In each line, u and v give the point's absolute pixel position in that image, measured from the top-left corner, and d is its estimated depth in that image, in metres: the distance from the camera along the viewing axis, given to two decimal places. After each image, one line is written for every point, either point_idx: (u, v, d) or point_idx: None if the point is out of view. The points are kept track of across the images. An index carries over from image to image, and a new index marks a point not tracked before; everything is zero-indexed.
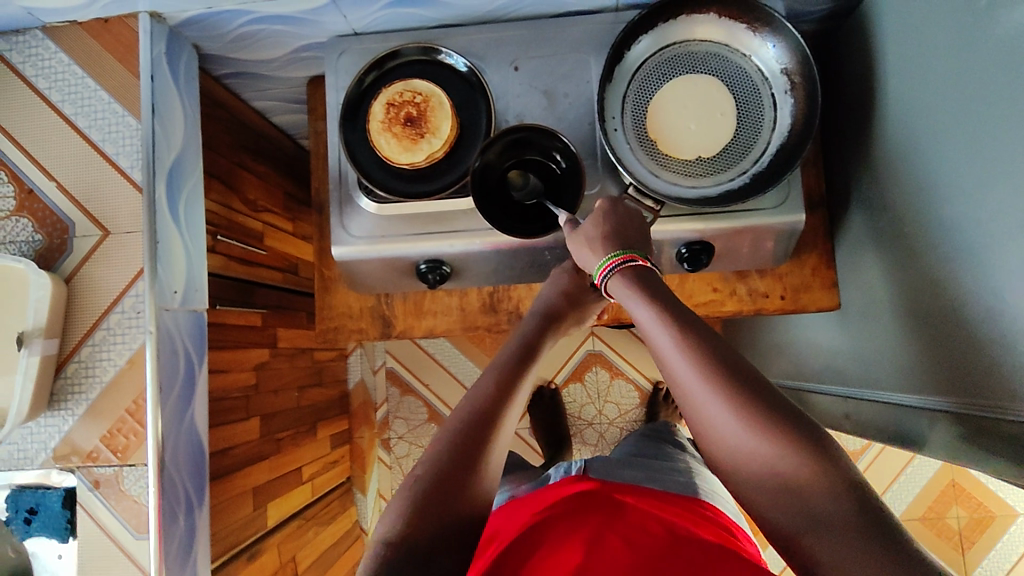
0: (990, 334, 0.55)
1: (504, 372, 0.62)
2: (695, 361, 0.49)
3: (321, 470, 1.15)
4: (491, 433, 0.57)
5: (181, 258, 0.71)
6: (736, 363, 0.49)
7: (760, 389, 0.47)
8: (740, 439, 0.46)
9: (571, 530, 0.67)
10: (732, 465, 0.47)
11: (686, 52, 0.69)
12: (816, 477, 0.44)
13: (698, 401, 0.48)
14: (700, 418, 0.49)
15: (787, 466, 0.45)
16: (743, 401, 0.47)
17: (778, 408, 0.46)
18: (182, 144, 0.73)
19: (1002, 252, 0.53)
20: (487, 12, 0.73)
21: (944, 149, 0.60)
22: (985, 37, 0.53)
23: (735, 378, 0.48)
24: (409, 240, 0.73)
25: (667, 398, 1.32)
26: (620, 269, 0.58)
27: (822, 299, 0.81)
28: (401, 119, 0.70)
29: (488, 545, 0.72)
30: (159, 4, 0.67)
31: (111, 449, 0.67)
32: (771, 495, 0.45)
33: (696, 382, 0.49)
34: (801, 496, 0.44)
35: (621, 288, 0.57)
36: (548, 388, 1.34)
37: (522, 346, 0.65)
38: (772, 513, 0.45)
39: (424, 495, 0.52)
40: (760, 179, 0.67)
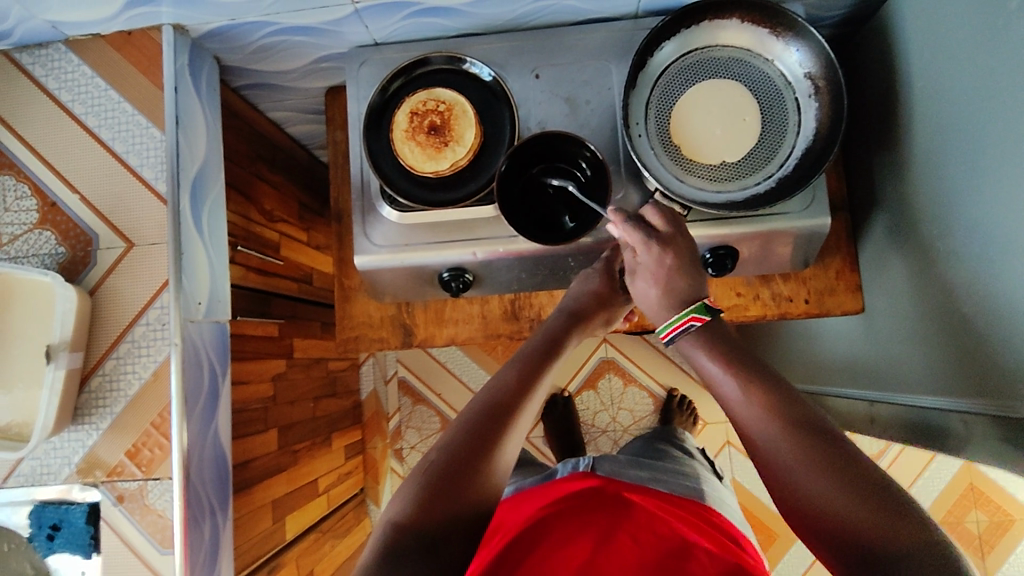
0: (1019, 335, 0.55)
1: (525, 366, 0.63)
2: (758, 403, 0.52)
3: (336, 481, 1.14)
4: (508, 424, 0.57)
5: (204, 270, 0.71)
6: (804, 412, 0.50)
7: (802, 415, 0.50)
8: (807, 480, 0.47)
9: (577, 531, 0.67)
10: (775, 488, 0.49)
11: (709, 58, 0.70)
12: (853, 495, 0.45)
13: (766, 444, 0.50)
14: (768, 459, 0.50)
15: (850, 505, 0.45)
16: (784, 426, 0.50)
17: (842, 453, 0.47)
18: (205, 156, 0.73)
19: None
20: (507, 20, 0.74)
21: (968, 151, 0.60)
22: (1008, 40, 0.53)
23: (777, 406, 0.51)
24: (431, 248, 0.72)
25: (682, 405, 1.31)
26: (683, 337, 0.60)
27: (848, 303, 0.81)
28: (425, 128, 0.71)
29: (494, 535, 0.73)
30: (183, 17, 0.67)
31: (136, 463, 0.66)
32: (806, 514, 0.47)
33: (759, 425, 0.51)
34: (836, 514, 0.45)
35: (688, 341, 0.59)
36: (561, 397, 1.33)
37: (546, 342, 0.66)
38: (812, 533, 0.46)
39: (435, 479, 0.52)
40: (786, 183, 0.67)
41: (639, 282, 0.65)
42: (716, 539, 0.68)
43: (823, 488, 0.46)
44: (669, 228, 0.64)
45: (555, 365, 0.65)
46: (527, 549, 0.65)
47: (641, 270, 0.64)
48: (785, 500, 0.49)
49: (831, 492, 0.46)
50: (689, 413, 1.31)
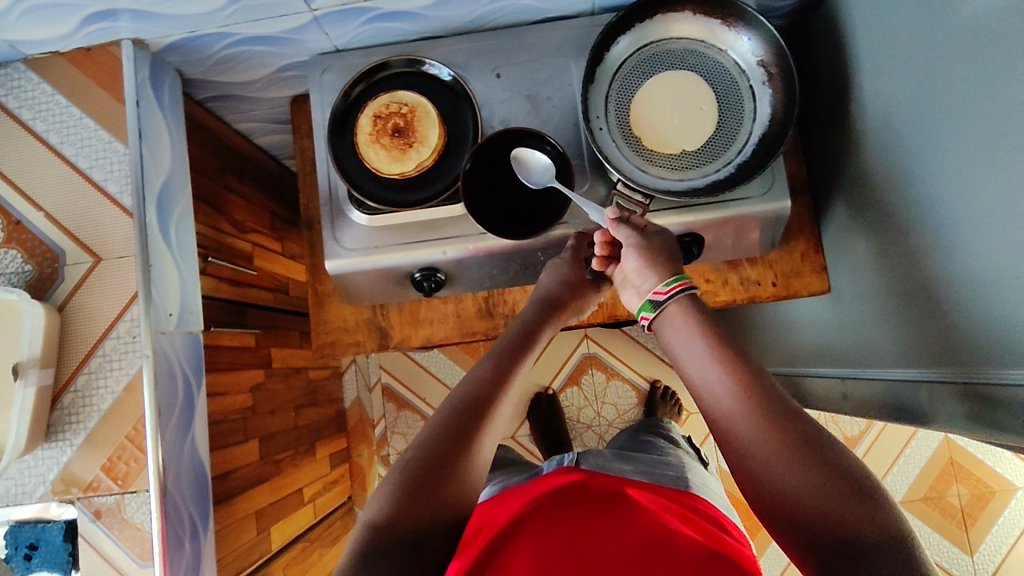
0: (975, 303, 0.57)
1: (498, 361, 0.63)
2: (734, 396, 0.52)
3: (322, 490, 1.14)
4: (484, 419, 0.58)
5: (174, 281, 0.71)
6: (777, 404, 0.51)
7: (782, 405, 0.51)
8: (779, 471, 0.48)
9: (563, 520, 0.68)
10: (744, 476, 0.50)
11: (665, 50, 0.71)
12: (827, 484, 0.46)
13: (739, 435, 0.51)
14: (740, 450, 0.50)
15: (820, 496, 0.46)
16: (762, 415, 0.50)
17: (812, 444, 0.48)
18: (170, 167, 0.73)
19: (981, 223, 0.55)
20: (466, 21, 0.75)
21: (918, 128, 0.62)
22: (943, 20, 0.56)
23: (758, 395, 0.51)
24: (402, 249, 0.73)
25: (665, 396, 1.33)
26: (675, 298, 0.60)
27: (814, 283, 0.83)
28: (389, 130, 0.71)
29: (479, 530, 0.74)
30: (142, 30, 0.67)
31: (112, 477, 0.66)
32: (776, 503, 0.47)
33: (734, 417, 0.51)
34: (806, 503, 0.46)
35: (674, 327, 0.59)
36: (546, 395, 1.35)
37: (521, 334, 0.67)
38: (779, 521, 0.47)
39: (412, 478, 0.52)
40: (745, 168, 0.69)
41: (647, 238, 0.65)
42: (697, 526, 0.68)
43: (799, 477, 0.47)
44: None
45: (530, 356, 0.66)
46: (509, 548, 0.65)
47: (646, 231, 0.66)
48: (753, 487, 0.49)
49: (804, 480, 0.47)
50: (672, 403, 1.32)
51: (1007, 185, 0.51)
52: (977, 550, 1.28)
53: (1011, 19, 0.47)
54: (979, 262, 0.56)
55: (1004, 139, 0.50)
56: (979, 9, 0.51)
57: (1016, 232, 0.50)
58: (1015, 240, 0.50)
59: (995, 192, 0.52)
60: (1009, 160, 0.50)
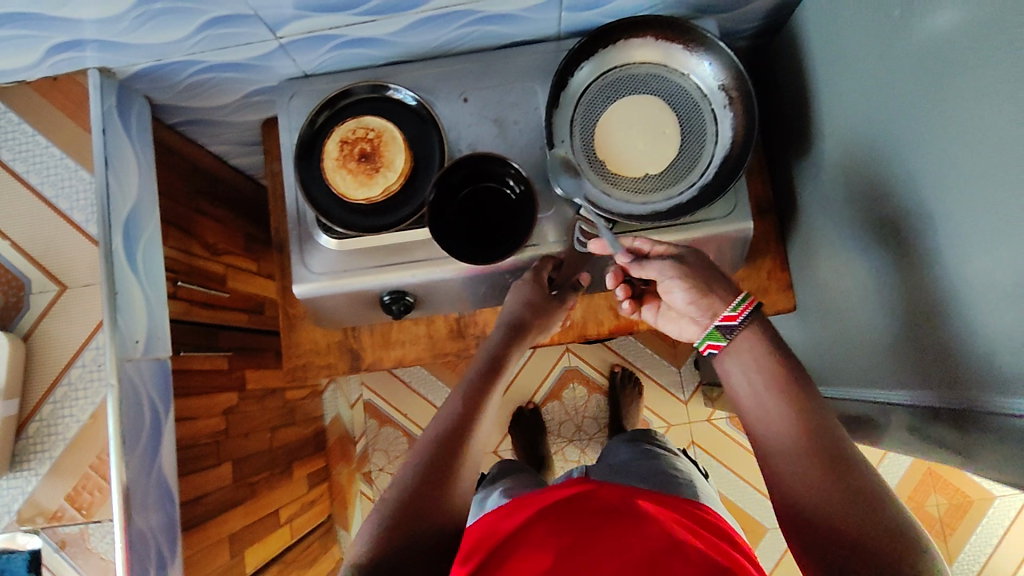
0: (935, 322, 0.58)
1: (472, 390, 0.65)
2: (785, 422, 0.53)
3: (299, 511, 1.13)
4: (464, 448, 0.59)
5: (142, 309, 0.71)
6: (824, 433, 0.52)
7: (838, 441, 0.51)
8: (816, 497, 0.49)
9: (570, 518, 0.65)
10: (782, 499, 0.51)
11: (628, 75, 0.72)
12: (860, 515, 0.47)
13: (784, 459, 0.51)
14: (783, 475, 0.51)
15: (853, 524, 0.47)
16: (807, 444, 0.51)
17: (852, 475, 0.49)
18: (138, 194, 0.73)
19: (939, 243, 0.56)
20: (433, 47, 0.76)
21: (879, 149, 0.63)
22: (897, 44, 0.57)
23: (812, 427, 0.52)
24: (371, 272, 0.73)
25: (625, 379, 1.34)
26: (748, 321, 0.57)
27: (779, 301, 0.85)
28: (356, 155, 0.72)
29: (486, 528, 0.71)
30: (108, 60, 0.68)
31: (76, 507, 0.65)
32: (810, 526, 0.48)
33: (782, 443, 0.52)
34: (839, 529, 0.47)
35: (742, 345, 0.57)
36: (527, 409, 1.35)
37: (489, 361, 0.69)
38: (808, 543, 0.48)
39: (403, 507, 0.53)
40: (708, 191, 0.69)
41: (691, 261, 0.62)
42: (703, 538, 0.65)
43: (833, 503, 0.48)
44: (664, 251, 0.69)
45: (497, 384, 0.67)
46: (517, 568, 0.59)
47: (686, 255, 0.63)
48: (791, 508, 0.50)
49: (839, 507, 0.48)
50: (633, 387, 1.33)
51: (964, 206, 0.52)
52: (956, 560, 1.29)
53: (965, 49, 0.49)
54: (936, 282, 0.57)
55: (961, 161, 0.51)
56: (932, 36, 0.52)
57: (975, 252, 0.51)
58: (972, 260, 0.51)
59: (951, 214, 0.53)
60: (966, 182, 0.51)
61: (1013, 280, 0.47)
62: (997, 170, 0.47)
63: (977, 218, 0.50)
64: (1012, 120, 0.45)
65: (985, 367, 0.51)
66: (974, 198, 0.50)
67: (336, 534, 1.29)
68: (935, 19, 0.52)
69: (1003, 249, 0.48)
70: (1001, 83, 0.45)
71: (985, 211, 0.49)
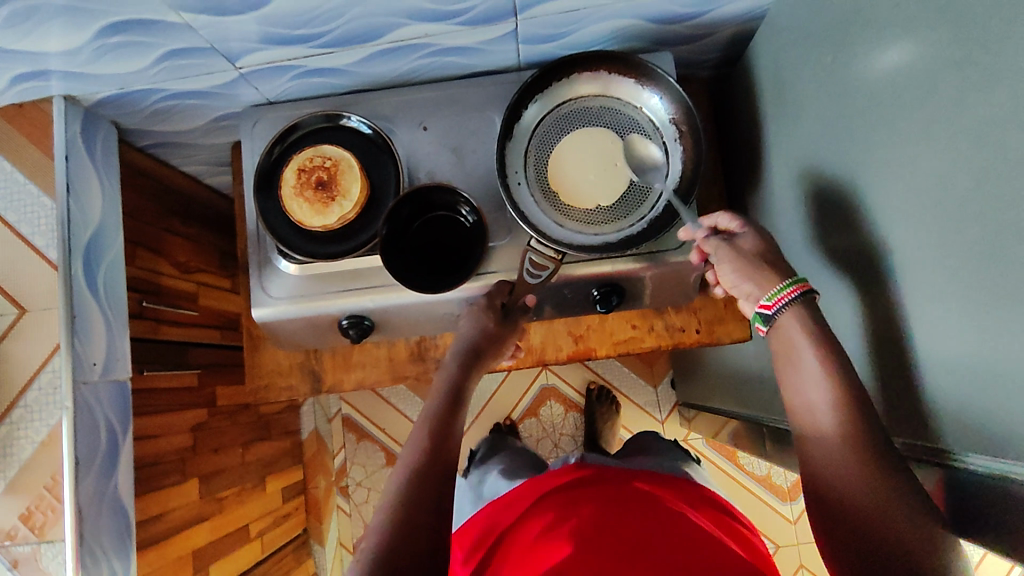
0: (884, 357, 0.58)
1: (436, 418, 0.65)
2: (829, 402, 0.53)
3: (270, 525, 1.14)
4: (442, 471, 0.60)
5: (101, 333, 0.73)
6: (869, 423, 0.52)
7: (877, 432, 0.51)
8: (853, 484, 0.50)
9: (567, 517, 0.64)
10: (822, 485, 0.52)
11: (582, 107, 0.73)
12: (892, 506, 0.48)
13: (828, 445, 0.53)
14: (823, 459, 0.53)
15: (883, 514, 0.48)
16: (849, 432, 0.52)
17: (890, 464, 0.50)
18: (100, 218, 0.75)
19: (883, 281, 0.56)
20: (394, 76, 0.77)
21: (830, 184, 0.64)
22: (847, 85, 0.58)
23: (856, 414, 0.52)
24: (328, 297, 0.74)
25: (601, 396, 1.34)
26: (793, 304, 0.57)
27: (735, 330, 0.83)
28: (313, 184, 0.73)
29: (485, 540, 0.70)
30: (73, 87, 0.69)
31: (29, 526, 0.68)
32: (845, 513, 0.50)
33: (827, 428, 0.53)
34: (870, 514, 0.49)
35: (790, 317, 0.57)
36: (505, 425, 1.35)
37: (449, 395, 0.67)
38: (841, 529, 0.50)
39: (392, 535, 0.54)
40: (658, 223, 0.71)
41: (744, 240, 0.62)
42: (713, 517, 0.67)
43: (870, 490, 0.49)
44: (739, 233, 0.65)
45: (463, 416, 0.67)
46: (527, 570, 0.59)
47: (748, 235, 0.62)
48: (817, 488, 0.53)
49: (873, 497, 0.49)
50: (609, 403, 1.34)
51: (907, 247, 0.52)
52: None
53: (907, 96, 0.49)
54: (883, 319, 0.57)
55: (904, 205, 0.52)
56: (880, 76, 0.53)
57: (915, 296, 0.51)
58: (914, 300, 0.52)
59: (894, 256, 0.54)
60: (909, 222, 0.51)
61: (951, 322, 0.47)
62: (938, 212, 0.47)
63: (918, 259, 0.50)
64: (954, 163, 0.45)
65: (932, 409, 0.52)
66: (916, 239, 0.50)
67: (310, 548, 1.29)
68: (882, 59, 0.52)
69: (943, 292, 0.48)
70: (943, 127, 0.45)
71: (925, 254, 0.49)
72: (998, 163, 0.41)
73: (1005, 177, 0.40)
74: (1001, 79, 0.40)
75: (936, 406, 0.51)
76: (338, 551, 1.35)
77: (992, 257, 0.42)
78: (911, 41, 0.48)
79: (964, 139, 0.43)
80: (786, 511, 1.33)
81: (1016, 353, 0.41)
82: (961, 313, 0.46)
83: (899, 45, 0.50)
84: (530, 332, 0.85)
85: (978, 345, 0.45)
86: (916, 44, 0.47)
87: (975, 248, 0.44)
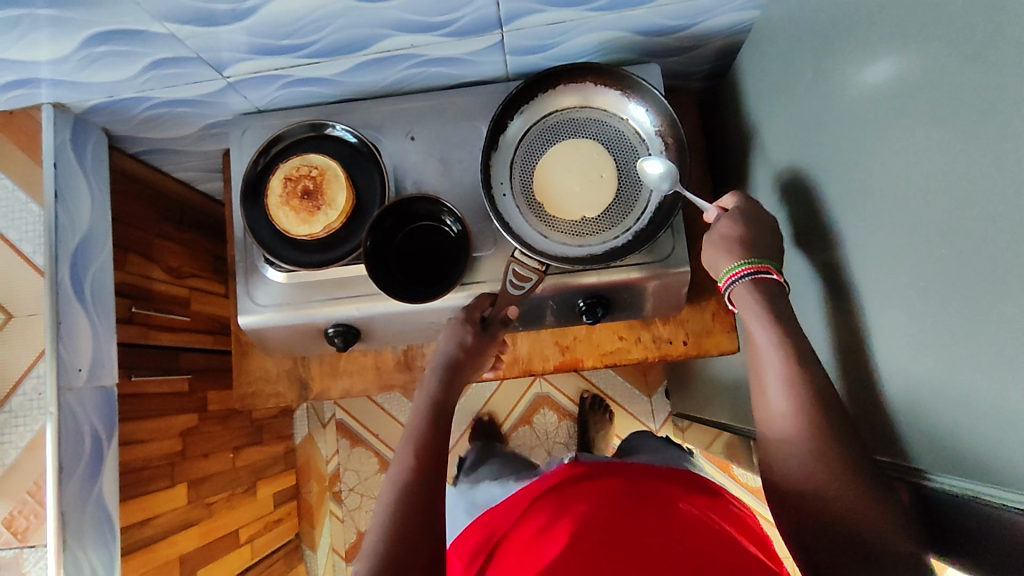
0: (859, 376, 0.58)
1: (424, 428, 0.66)
2: (795, 411, 0.54)
3: (261, 530, 1.15)
4: (436, 473, 0.61)
5: (87, 338, 0.74)
6: (835, 429, 0.52)
7: (844, 435, 0.52)
8: (824, 491, 0.51)
9: (568, 514, 0.61)
10: (794, 494, 0.53)
11: (568, 118, 0.73)
12: (866, 510, 0.49)
13: (796, 454, 0.53)
14: (793, 468, 0.53)
15: (857, 518, 0.49)
16: (818, 441, 0.52)
17: (858, 469, 0.51)
18: (88, 225, 0.76)
19: (862, 298, 0.55)
20: (383, 85, 0.78)
21: (813, 199, 0.63)
22: (831, 98, 0.58)
23: (824, 422, 0.53)
24: (315, 305, 0.74)
25: (594, 406, 1.35)
26: (748, 281, 0.60)
27: (723, 342, 0.82)
28: (299, 193, 0.73)
29: (487, 540, 0.68)
30: (62, 96, 0.70)
31: (11, 531, 0.67)
32: (821, 521, 0.50)
33: (796, 436, 0.53)
34: (847, 520, 0.49)
35: (746, 297, 0.60)
36: (485, 419, 1.36)
37: (433, 410, 0.68)
38: (817, 535, 0.50)
39: (394, 541, 0.55)
40: (642, 235, 0.71)
41: (721, 220, 0.64)
42: (715, 506, 0.65)
43: (843, 497, 0.50)
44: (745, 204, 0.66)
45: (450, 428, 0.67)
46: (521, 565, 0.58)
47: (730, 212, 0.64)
48: (787, 495, 0.53)
49: (848, 504, 0.49)
50: (602, 412, 1.34)
51: (884, 264, 0.51)
52: None
53: (886, 112, 0.49)
54: (861, 336, 0.57)
55: (881, 221, 0.51)
56: (863, 91, 0.52)
57: (891, 313, 0.51)
58: (890, 319, 0.51)
59: (872, 273, 0.53)
60: (886, 240, 0.51)
61: (924, 341, 0.47)
62: (912, 230, 0.47)
63: (894, 277, 0.50)
64: (929, 181, 0.44)
65: (906, 428, 0.51)
66: (893, 258, 0.50)
67: (301, 553, 1.33)
68: (865, 74, 0.52)
69: (918, 311, 0.47)
70: (920, 145, 0.45)
71: (901, 272, 0.49)
72: (970, 183, 0.40)
73: (977, 197, 0.40)
74: (973, 97, 0.39)
75: (907, 425, 0.51)
76: (330, 557, 1.35)
77: (963, 278, 0.42)
78: (891, 57, 0.48)
79: (938, 157, 0.43)
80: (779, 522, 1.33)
81: (985, 375, 0.41)
82: (933, 333, 0.46)
83: (880, 61, 0.49)
84: (516, 342, 0.85)
85: (948, 366, 0.45)
86: (895, 60, 0.47)
87: (946, 268, 0.43)
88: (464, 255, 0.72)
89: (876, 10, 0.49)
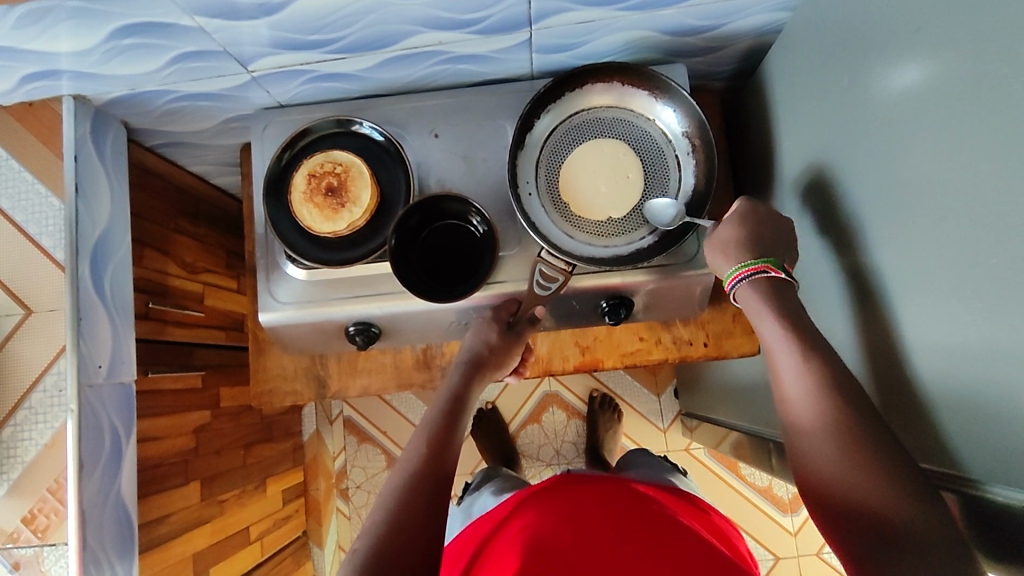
0: (892, 380, 0.58)
1: (438, 420, 0.65)
2: (810, 394, 0.54)
3: (270, 527, 1.14)
4: (441, 457, 0.61)
5: (107, 337, 0.74)
6: (853, 410, 0.51)
7: (867, 417, 0.51)
8: (840, 472, 0.50)
9: (570, 504, 0.60)
10: (814, 479, 0.52)
11: (595, 118, 0.73)
12: (884, 486, 0.47)
13: (814, 439, 0.52)
14: (811, 452, 0.52)
15: (874, 497, 0.47)
16: (834, 423, 0.51)
17: (881, 447, 0.49)
18: (107, 222, 0.75)
19: (893, 302, 0.55)
20: (407, 82, 0.77)
21: (841, 202, 0.63)
22: (861, 101, 0.57)
23: (840, 404, 0.52)
24: (336, 303, 0.73)
25: (604, 405, 1.34)
26: (748, 282, 0.63)
27: (743, 344, 0.82)
28: (322, 190, 0.72)
29: (482, 528, 0.67)
30: (83, 88, 0.69)
31: (31, 529, 0.68)
32: (840, 503, 0.49)
33: (814, 421, 0.53)
34: (864, 498, 0.48)
35: (750, 296, 0.62)
36: (486, 409, 1.35)
37: (451, 401, 0.68)
38: (841, 518, 0.49)
39: (397, 516, 0.54)
40: (669, 237, 0.71)
41: (722, 227, 0.66)
42: (697, 517, 0.66)
43: (861, 476, 0.48)
44: (748, 205, 0.66)
45: (461, 424, 0.67)
46: (505, 549, 0.57)
47: (731, 216, 0.66)
48: (810, 482, 0.52)
49: (865, 482, 0.48)
50: (612, 412, 1.33)
51: (916, 270, 0.51)
52: None
53: (920, 118, 0.49)
54: (893, 340, 0.56)
55: (914, 226, 0.51)
56: (893, 98, 0.52)
57: (924, 318, 0.51)
58: (925, 325, 0.51)
59: (902, 277, 0.53)
60: (919, 246, 0.51)
61: (961, 349, 0.47)
62: (947, 236, 0.47)
63: (928, 282, 0.50)
64: (966, 188, 0.44)
65: (943, 435, 0.51)
66: (927, 264, 0.50)
67: (308, 550, 1.32)
68: (897, 78, 0.51)
69: (954, 317, 0.47)
70: (956, 151, 0.45)
71: (936, 277, 0.49)
72: (1010, 191, 0.40)
73: (1017, 204, 0.40)
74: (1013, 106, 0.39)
75: (944, 431, 0.50)
76: (336, 554, 1.35)
77: (1003, 287, 0.42)
78: (925, 61, 0.47)
79: (978, 165, 0.43)
80: (788, 522, 1.33)
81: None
82: (971, 340, 0.46)
83: (914, 66, 0.49)
84: (537, 342, 0.85)
85: (988, 372, 0.44)
86: (930, 64, 0.47)
87: (984, 274, 0.43)
88: (490, 254, 0.71)
89: (912, 14, 0.49)
